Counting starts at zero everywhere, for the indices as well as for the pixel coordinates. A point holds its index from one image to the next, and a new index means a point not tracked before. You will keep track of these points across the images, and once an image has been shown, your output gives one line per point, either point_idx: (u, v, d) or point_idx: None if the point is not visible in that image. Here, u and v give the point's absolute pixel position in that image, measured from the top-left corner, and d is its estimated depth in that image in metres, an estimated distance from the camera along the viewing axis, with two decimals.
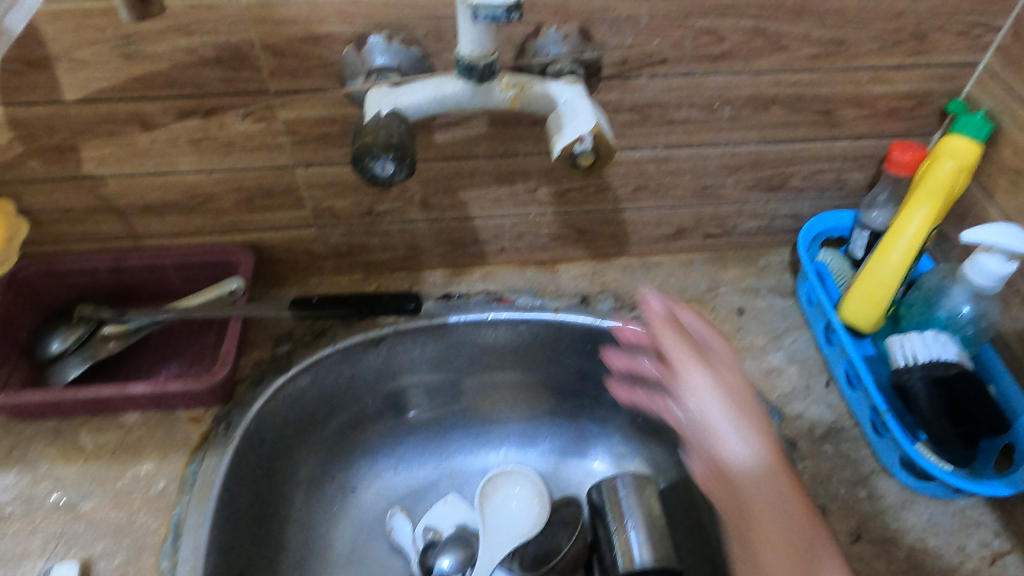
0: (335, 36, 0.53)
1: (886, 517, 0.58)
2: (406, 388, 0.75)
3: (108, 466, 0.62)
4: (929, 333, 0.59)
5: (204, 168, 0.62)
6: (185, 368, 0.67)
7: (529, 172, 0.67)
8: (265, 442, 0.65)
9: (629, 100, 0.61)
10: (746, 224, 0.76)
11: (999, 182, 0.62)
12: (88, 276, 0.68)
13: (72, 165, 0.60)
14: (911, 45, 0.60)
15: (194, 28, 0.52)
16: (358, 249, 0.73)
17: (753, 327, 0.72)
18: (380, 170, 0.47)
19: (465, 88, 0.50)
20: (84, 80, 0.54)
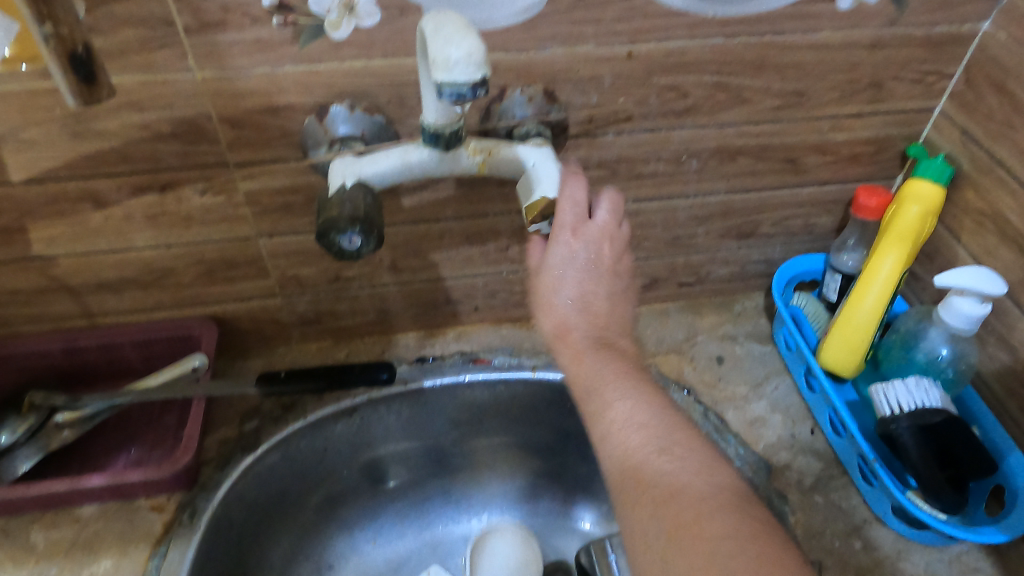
0: (296, 107, 0.52)
1: (884, 569, 0.57)
2: (382, 457, 0.72)
3: (62, 565, 0.57)
4: (911, 380, 0.58)
5: (162, 243, 0.60)
6: (146, 453, 0.64)
7: (499, 231, 0.66)
8: (233, 526, 0.62)
9: (596, 156, 0.60)
10: (719, 271, 0.76)
11: (964, 223, 0.63)
12: (39, 359, 0.64)
13: (21, 246, 0.58)
14: (870, 93, 0.61)
15: (148, 104, 0.50)
16: (326, 316, 0.71)
17: (733, 376, 0.71)
18: (346, 244, 0.45)
19: (431, 155, 0.49)
20: (32, 161, 0.52)
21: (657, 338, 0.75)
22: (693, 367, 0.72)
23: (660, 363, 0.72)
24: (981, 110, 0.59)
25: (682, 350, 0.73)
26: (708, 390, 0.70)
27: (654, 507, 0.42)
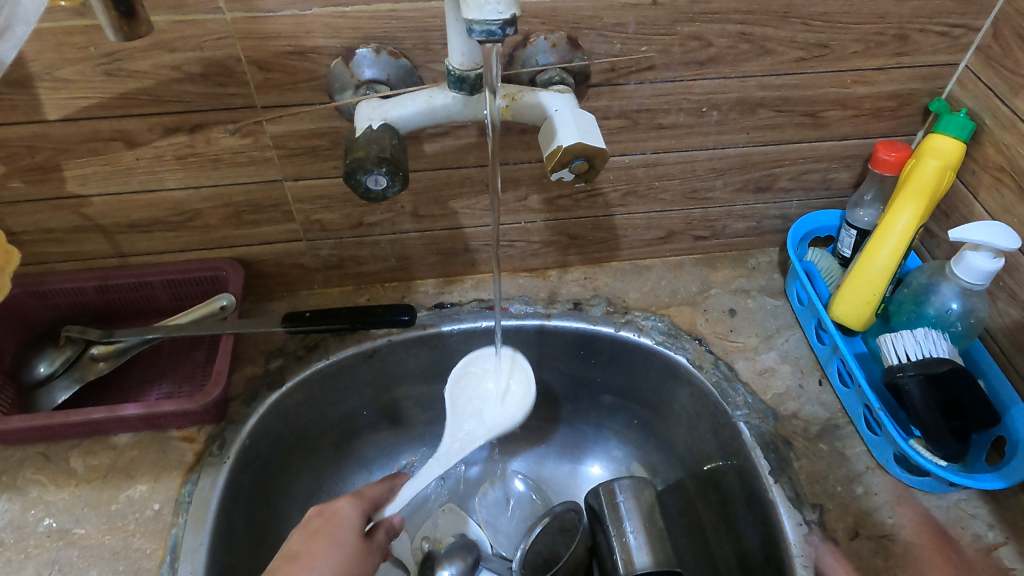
0: (323, 50, 0.53)
1: (882, 513, 0.59)
2: (401, 398, 0.75)
3: (101, 489, 0.60)
4: (920, 331, 0.59)
5: (191, 184, 0.62)
6: (177, 386, 0.66)
7: (519, 180, 0.67)
8: (260, 458, 0.65)
9: (617, 106, 0.61)
10: (734, 226, 0.76)
11: (983, 179, 0.63)
12: (73, 296, 0.67)
13: (56, 185, 0.59)
14: (894, 46, 0.61)
15: (178, 45, 0.51)
16: (348, 261, 0.72)
17: (745, 328, 0.72)
18: (372, 184, 0.47)
19: (455, 99, 0.50)
20: (67, 99, 0.53)
21: (671, 290, 0.76)
22: (706, 319, 0.73)
23: (673, 314, 0.74)
24: (1007, 64, 0.58)
25: (694, 303, 0.75)
26: (719, 341, 0.71)
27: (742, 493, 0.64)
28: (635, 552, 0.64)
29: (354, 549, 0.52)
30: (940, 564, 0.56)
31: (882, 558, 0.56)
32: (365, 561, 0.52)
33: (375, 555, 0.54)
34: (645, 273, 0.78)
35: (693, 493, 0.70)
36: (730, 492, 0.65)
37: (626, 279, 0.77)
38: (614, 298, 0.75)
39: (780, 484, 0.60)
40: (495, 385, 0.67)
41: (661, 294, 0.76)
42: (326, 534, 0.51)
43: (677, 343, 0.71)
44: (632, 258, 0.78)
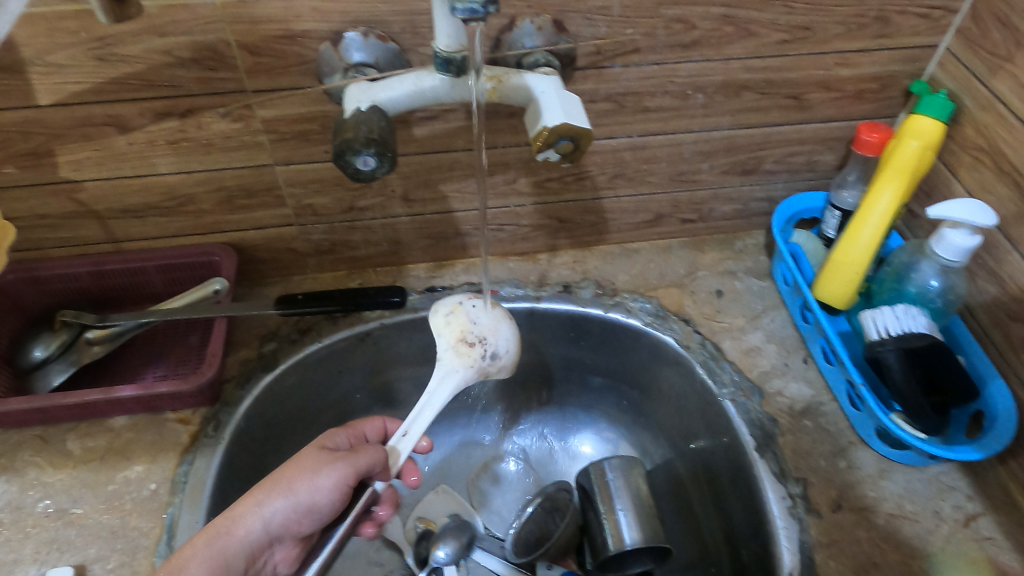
0: (312, 34, 0.54)
1: (865, 487, 0.60)
2: (393, 381, 0.76)
3: (98, 470, 0.61)
4: (900, 307, 0.61)
5: (183, 169, 0.62)
6: (173, 369, 0.67)
7: (508, 163, 0.68)
8: (254, 441, 0.66)
9: (604, 90, 0.62)
10: (721, 209, 0.77)
11: (963, 160, 0.64)
12: (68, 282, 0.68)
13: (49, 170, 0.60)
14: (875, 28, 0.61)
15: (169, 29, 0.52)
16: (340, 246, 0.73)
17: (732, 309, 0.74)
18: (362, 165, 0.48)
19: (443, 82, 0.51)
20: (59, 84, 0.54)
21: (660, 273, 0.77)
22: (693, 300, 0.75)
23: (662, 296, 0.75)
24: (985, 45, 0.59)
25: (682, 285, 0.76)
26: (706, 321, 0.73)
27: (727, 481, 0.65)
28: (625, 529, 0.65)
29: (313, 462, 0.52)
30: (920, 534, 0.58)
31: (864, 529, 0.58)
32: (325, 472, 0.50)
33: (338, 463, 0.51)
34: (633, 256, 0.79)
35: (683, 474, 0.71)
36: (717, 469, 0.66)
37: (615, 262, 0.78)
38: (603, 281, 0.76)
39: (765, 459, 0.62)
40: None
41: (649, 277, 0.77)
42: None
43: (666, 324, 0.72)
44: (621, 241, 0.80)
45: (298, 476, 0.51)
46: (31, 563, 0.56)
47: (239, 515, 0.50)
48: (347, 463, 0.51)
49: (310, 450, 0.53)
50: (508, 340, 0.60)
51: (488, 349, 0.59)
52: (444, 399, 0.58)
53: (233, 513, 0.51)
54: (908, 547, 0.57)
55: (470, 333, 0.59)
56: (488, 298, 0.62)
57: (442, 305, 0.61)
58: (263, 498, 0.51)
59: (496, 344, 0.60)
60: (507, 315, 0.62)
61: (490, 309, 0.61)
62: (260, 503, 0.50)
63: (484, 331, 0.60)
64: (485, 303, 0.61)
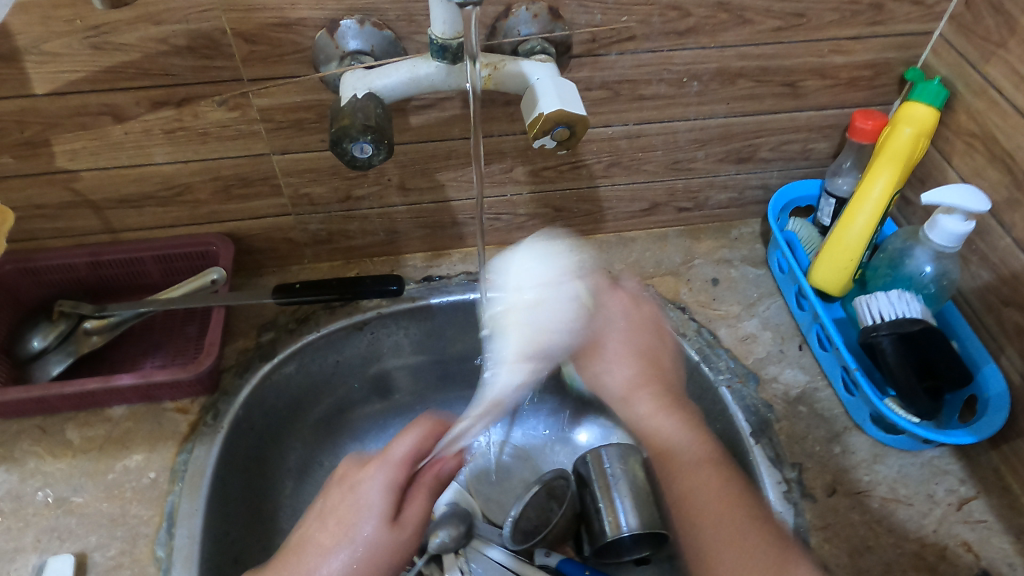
0: (307, 22, 0.54)
1: (859, 471, 0.61)
2: (391, 370, 0.76)
3: (97, 459, 0.62)
4: (894, 292, 0.61)
5: (180, 158, 0.62)
6: (170, 359, 0.68)
7: (504, 152, 0.68)
8: (254, 429, 0.66)
9: (599, 77, 0.62)
10: (717, 197, 0.78)
11: (956, 146, 0.65)
12: (65, 273, 0.68)
13: (45, 160, 0.60)
14: (869, 15, 0.62)
15: (164, 17, 0.52)
16: (337, 236, 0.74)
17: (728, 297, 0.74)
18: (358, 152, 0.48)
19: (439, 69, 0.51)
20: (54, 73, 0.54)
21: (656, 261, 0.78)
22: (689, 288, 0.75)
23: (657, 284, 0.75)
24: (978, 31, 0.60)
25: (678, 273, 0.76)
26: (702, 309, 0.73)
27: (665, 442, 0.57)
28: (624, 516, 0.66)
29: (379, 545, 0.50)
30: (914, 518, 0.58)
31: (858, 513, 0.58)
32: (393, 551, 0.51)
33: (406, 543, 0.51)
34: (629, 245, 0.79)
35: None
36: None
37: (611, 251, 0.79)
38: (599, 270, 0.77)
39: (761, 445, 0.62)
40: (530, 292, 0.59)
41: (645, 265, 0.77)
42: (342, 525, 0.50)
43: (662, 312, 0.72)
44: (617, 230, 0.80)
45: (366, 562, 0.49)
46: (32, 552, 0.56)
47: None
48: (411, 531, 0.52)
49: (368, 525, 0.50)
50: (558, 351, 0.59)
51: (541, 356, 0.58)
52: (506, 393, 0.58)
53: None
54: (902, 530, 0.57)
55: (530, 339, 0.58)
56: (569, 291, 0.59)
57: (522, 287, 0.59)
58: None
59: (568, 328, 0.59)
60: (583, 320, 0.59)
61: (565, 310, 0.58)
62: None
63: (541, 334, 0.58)
64: (566, 293, 0.59)
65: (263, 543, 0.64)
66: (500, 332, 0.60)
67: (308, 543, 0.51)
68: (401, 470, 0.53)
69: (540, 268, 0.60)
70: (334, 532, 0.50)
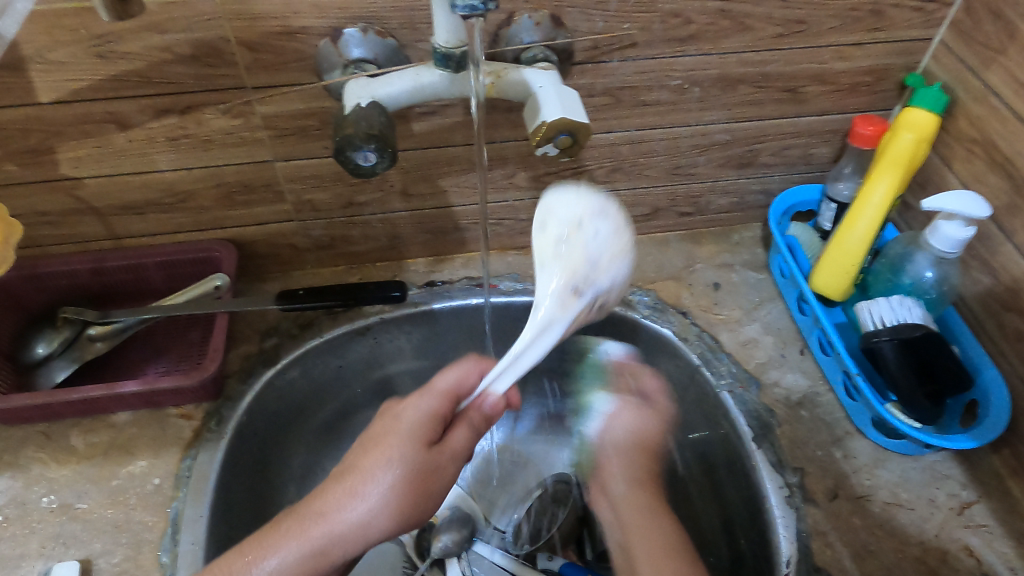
0: (310, 30, 0.54)
1: (861, 476, 0.61)
2: (394, 374, 0.77)
3: (101, 465, 0.62)
4: (895, 298, 0.62)
5: (183, 165, 0.63)
6: (174, 365, 0.68)
7: (506, 158, 0.68)
8: (257, 434, 0.66)
9: (601, 84, 0.62)
10: (718, 201, 0.78)
11: (957, 151, 0.65)
12: (68, 279, 0.68)
13: (49, 167, 0.60)
14: (870, 22, 0.62)
15: (168, 26, 0.52)
16: (340, 241, 0.74)
17: (729, 301, 0.74)
18: (362, 160, 0.48)
19: (442, 77, 0.51)
20: (59, 81, 0.54)
21: (657, 265, 0.78)
22: (690, 292, 0.75)
23: (659, 289, 0.75)
24: (978, 37, 0.60)
25: (680, 277, 0.77)
26: (704, 313, 0.73)
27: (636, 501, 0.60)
28: None
29: (420, 466, 0.48)
30: (915, 522, 0.58)
31: (859, 517, 0.59)
32: (433, 476, 0.49)
33: (445, 467, 0.49)
34: None
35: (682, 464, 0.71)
36: (715, 459, 0.67)
37: None
38: None
39: (763, 449, 0.62)
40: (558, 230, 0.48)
41: (647, 270, 0.78)
42: (382, 447, 0.48)
43: (664, 316, 0.72)
44: None
45: (403, 482, 0.47)
46: (37, 558, 0.56)
47: (337, 524, 0.46)
48: (453, 460, 0.50)
49: (411, 448, 0.48)
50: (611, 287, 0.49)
51: (592, 292, 0.48)
52: (537, 355, 0.49)
53: (329, 518, 0.46)
54: (903, 534, 0.58)
55: (582, 276, 0.47)
56: (616, 218, 0.49)
57: (555, 222, 0.48)
58: (358, 506, 0.46)
59: (605, 283, 0.48)
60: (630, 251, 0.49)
61: (614, 240, 0.48)
62: (359, 502, 0.46)
63: (597, 272, 0.48)
64: (608, 223, 0.48)
65: None
66: (541, 268, 0.48)
67: (349, 468, 0.48)
68: (445, 400, 0.52)
69: (576, 198, 0.48)
70: (371, 456, 0.48)
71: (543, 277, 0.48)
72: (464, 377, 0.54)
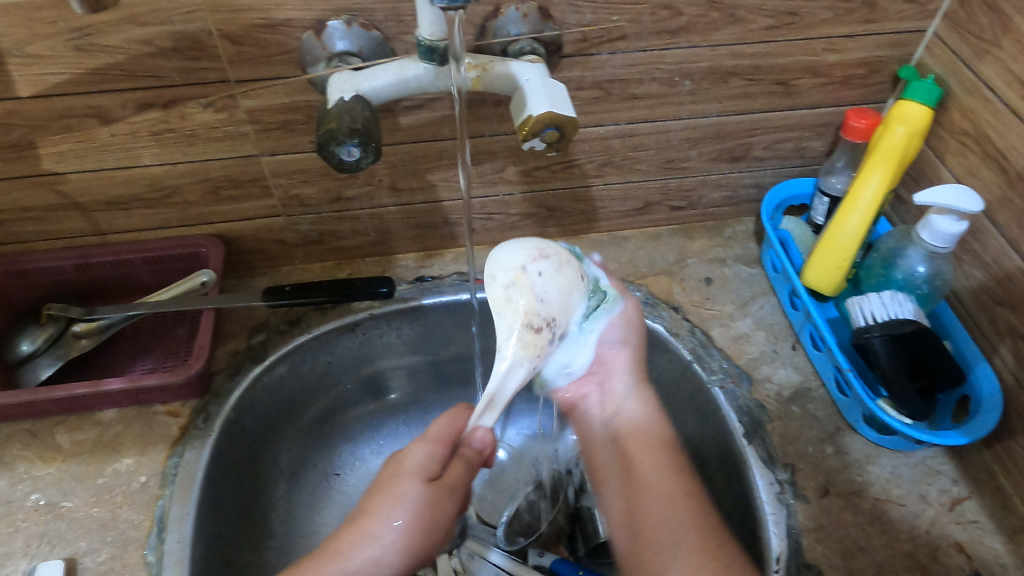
0: (294, 23, 0.53)
1: (852, 471, 0.61)
2: (384, 370, 0.76)
3: (88, 463, 0.61)
4: (886, 294, 0.61)
5: (167, 160, 0.62)
6: (161, 362, 0.67)
7: (495, 152, 0.67)
8: (245, 431, 0.66)
9: (590, 77, 0.61)
10: (711, 195, 0.77)
11: (950, 145, 0.64)
12: (53, 275, 0.68)
13: (31, 162, 0.59)
14: (863, 13, 0.61)
15: (148, 19, 0.51)
16: (328, 236, 0.73)
17: (721, 296, 0.74)
18: (346, 155, 0.47)
19: (426, 71, 0.50)
20: (37, 75, 0.53)
21: (649, 260, 0.78)
22: (682, 287, 0.75)
23: (651, 284, 0.75)
24: (972, 29, 0.59)
25: (671, 272, 0.76)
26: (695, 309, 0.73)
27: (661, 498, 0.54)
28: None
29: (420, 504, 0.52)
30: (906, 518, 0.58)
31: (850, 513, 0.58)
32: (436, 510, 0.53)
33: (445, 500, 0.54)
34: (622, 244, 0.79)
35: None
36: (708, 455, 0.66)
37: (604, 250, 0.79)
38: None
39: (753, 445, 0.62)
40: (528, 258, 0.51)
41: (638, 265, 0.77)
42: (386, 489, 0.53)
43: (655, 312, 0.72)
44: (610, 229, 0.80)
45: (411, 518, 0.52)
46: (22, 557, 0.56)
47: (351, 562, 0.50)
48: (451, 493, 0.54)
49: (411, 486, 0.53)
50: (572, 314, 0.54)
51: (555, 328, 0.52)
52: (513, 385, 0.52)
53: (344, 556, 0.50)
54: (894, 530, 0.57)
55: (537, 316, 0.50)
56: (556, 258, 0.52)
57: (500, 272, 0.51)
58: (372, 545, 0.51)
59: (562, 323, 0.53)
60: (575, 283, 0.53)
61: (559, 277, 0.52)
62: (374, 545, 0.51)
63: (550, 310, 0.51)
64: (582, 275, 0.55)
65: (256, 545, 0.64)
66: (496, 317, 0.51)
67: (360, 513, 0.53)
68: (440, 445, 0.55)
69: (517, 247, 0.52)
70: (380, 497, 0.53)
71: (500, 326, 0.51)
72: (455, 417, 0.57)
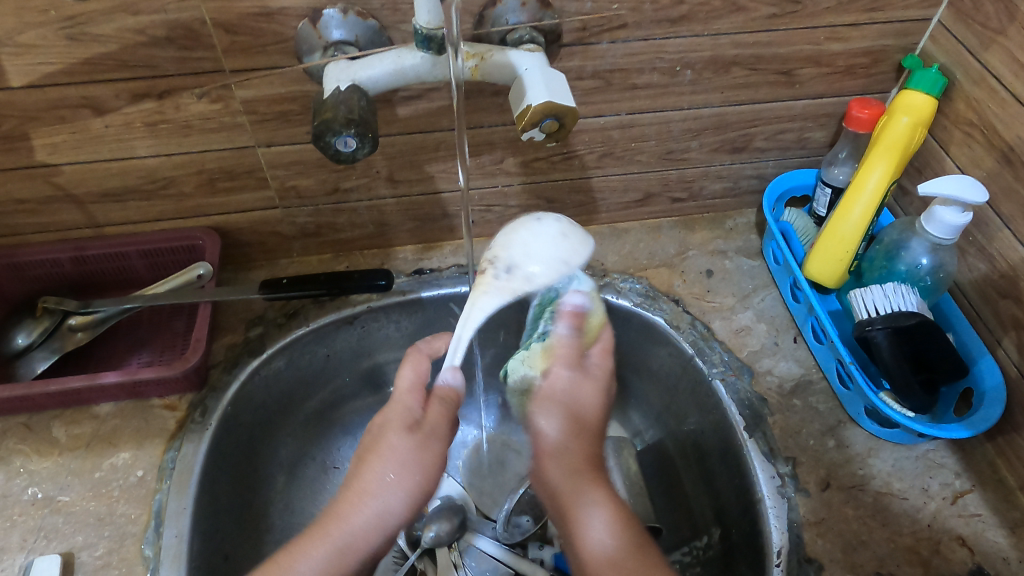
0: (289, 11, 0.52)
1: (854, 465, 0.60)
2: (383, 363, 0.76)
3: (84, 457, 0.61)
4: (889, 286, 0.61)
5: (162, 151, 0.61)
6: (158, 356, 0.67)
7: (494, 142, 0.66)
8: (243, 425, 0.65)
9: (590, 66, 0.61)
10: (712, 186, 0.77)
11: (954, 136, 0.64)
12: (48, 268, 0.67)
13: (25, 154, 0.59)
14: (866, 2, 0.60)
15: (141, 7, 0.50)
16: (326, 229, 0.72)
17: (722, 288, 0.73)
18: (342, 146, 0.46)
19: (424, 59, 0.50)
20: (29, 66, 0.52)
21: (649, 252, 0.77)
22: (683, 280, 0.74)
23: (651, 276, 0.74)
24: (977, 18, 0.58)
25: (672, 264, 0.76)
26: (696, 301, 0.72)
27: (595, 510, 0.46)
28: None
29: (409, 450, 0.47)
30: (908, 511, 0.58)
31: (851, 507, 0.58)
32: (427, 453, 0.48)
33: (435, 442, 0.49)
34: (622, 236, 0.78)
35: (673, 453, 0.71)
36: (707, 447, 0.66)
37: (604, 242, 0.78)
38: (593, 261, 0.76)
39: (755, 439, 0.61)
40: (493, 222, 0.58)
41: (638, 257, 0.76)
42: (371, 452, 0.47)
43: (655, 304, 0.71)
44: (610, 221, 0.79)
45: (402, 466, 0.47)
46: (18, 552, 0.56)
47: (350, 521, 0.46)
48: (436, 435, 0.49)
49: (396, 436, 0.48)
50: (515, 245, 0.55)
51: (503, 264, 0.54)
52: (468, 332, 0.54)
53: (341, 515, 0.46)
54: (896, 524, 0.57)
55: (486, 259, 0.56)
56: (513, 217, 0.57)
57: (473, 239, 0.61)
58: (371, 500, 0.46)
59: (509, 256, 0.54)
60: (526, 224, 0.56)
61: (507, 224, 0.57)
62: (369, 501, 0.46)
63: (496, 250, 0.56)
64: (551, 224, 0.56)
65: (254, 539, 0.64)
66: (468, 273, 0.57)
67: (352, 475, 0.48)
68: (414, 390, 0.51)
69: None
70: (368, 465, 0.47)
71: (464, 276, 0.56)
72: (418, 367, 0.52)
